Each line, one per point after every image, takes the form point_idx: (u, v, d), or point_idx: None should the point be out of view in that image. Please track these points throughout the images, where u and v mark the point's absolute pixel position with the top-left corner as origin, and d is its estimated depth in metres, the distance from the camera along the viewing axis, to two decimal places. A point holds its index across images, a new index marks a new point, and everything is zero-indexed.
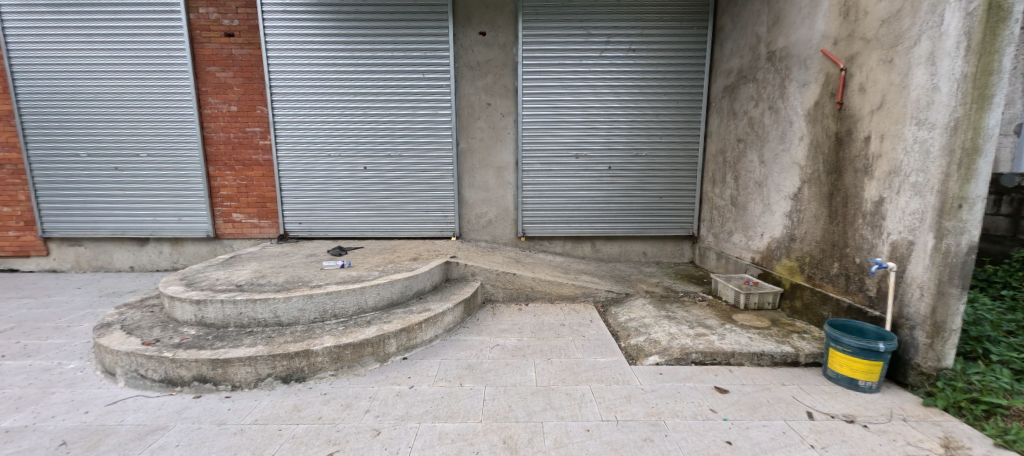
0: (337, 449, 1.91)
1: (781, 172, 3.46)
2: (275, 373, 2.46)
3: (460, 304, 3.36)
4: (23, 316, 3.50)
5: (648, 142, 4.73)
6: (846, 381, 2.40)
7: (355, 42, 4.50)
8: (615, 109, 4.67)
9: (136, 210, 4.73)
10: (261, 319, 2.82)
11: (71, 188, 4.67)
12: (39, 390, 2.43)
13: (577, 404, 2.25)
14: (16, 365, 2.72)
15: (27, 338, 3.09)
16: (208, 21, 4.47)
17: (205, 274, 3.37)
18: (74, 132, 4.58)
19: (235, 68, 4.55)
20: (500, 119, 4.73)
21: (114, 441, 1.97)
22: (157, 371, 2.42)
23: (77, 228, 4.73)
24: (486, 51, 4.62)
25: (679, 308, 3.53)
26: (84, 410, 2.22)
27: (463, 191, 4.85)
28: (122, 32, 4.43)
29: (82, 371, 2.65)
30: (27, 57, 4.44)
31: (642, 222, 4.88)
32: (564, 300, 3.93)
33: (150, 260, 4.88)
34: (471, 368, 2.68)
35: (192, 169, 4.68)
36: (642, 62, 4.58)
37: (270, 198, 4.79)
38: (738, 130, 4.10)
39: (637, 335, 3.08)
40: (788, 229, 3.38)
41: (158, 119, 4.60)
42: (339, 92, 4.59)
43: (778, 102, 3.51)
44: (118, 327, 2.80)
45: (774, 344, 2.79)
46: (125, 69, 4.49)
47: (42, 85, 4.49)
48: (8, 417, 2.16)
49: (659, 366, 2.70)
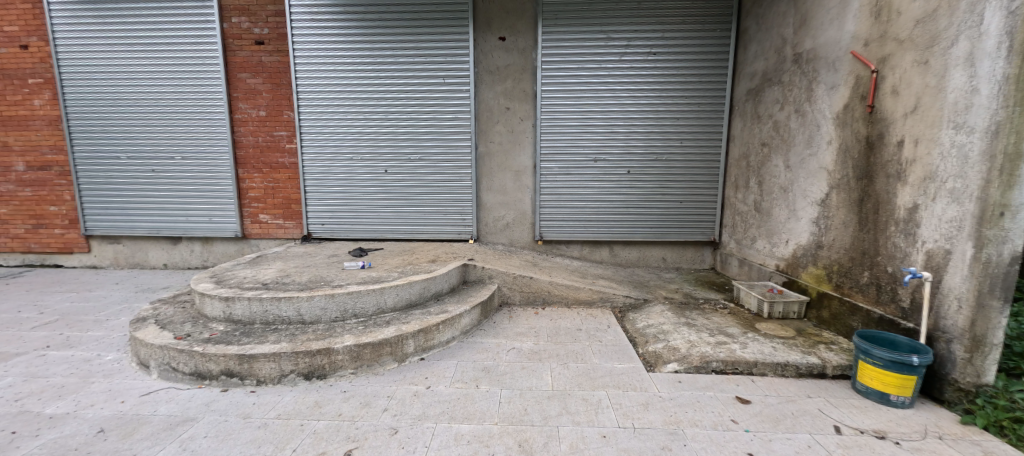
0: (355, 446, 1.95)
1: (808, 177, 3.36)
2: (297, 370, 2.53)
3: (477, 307, 3.38)
4: (66, 310, 3.71)
5: (668, 146, 4.67)
6: (876, 395, 2.30)
7: (378, 48, 4.61)
8: (634, 113, 4.63)
9: (170, 210, 4.95)
10: (285, 317, 2.90)
11: (111, 189, 4.93)
12: (80, 379, 2.57)
13: (593, 410, 2.23)
14: (60, 354, 2.89)
15: (70, 330, 3.28)
16: (240, 29, 4.66)
17: (233, 272, 3.51)
18: (116, 136, 4.85)
19: (264, 74, 4.72)
20: (519, 123, 4.75)
21: (147, 430, 2.07)
22: (187, 364, 2.53)
23: (116, 226, 4.99)
24: (506, 57, 4.66)
25: (699, 315, 3.47)
26: (120, 400, 2.34)
27: (481, 195, 4.89)
28: (161, 42, 4.67)
29: (118, 363, 2.79)
30: (74, 65, 4.72)
31: (661, 226, 4.80)
32: (581, 305, 3.91)
33: (182, 259, 5.10)
34: (487, 370, 2.69)
35: (223, 171, 4.88)
36: (662, 66, 4.54)
37: (296, 200, 4.94)
38: (763, 134, 4.00)
39: (655, 342, 3.03)
40: (815, 236, 3.28)
41: (190, 123, 4.81)
42: (361, 97, 4.70)
43: (805, 105, 3.42)
44: (153, 321, 2.94)
45: (798, 354, 2.70)
46: (163, 76, 4.73)
47: (87, 91, 4.77)
48: (51, 405, 2.28)
49: (677, 373, 2.65)
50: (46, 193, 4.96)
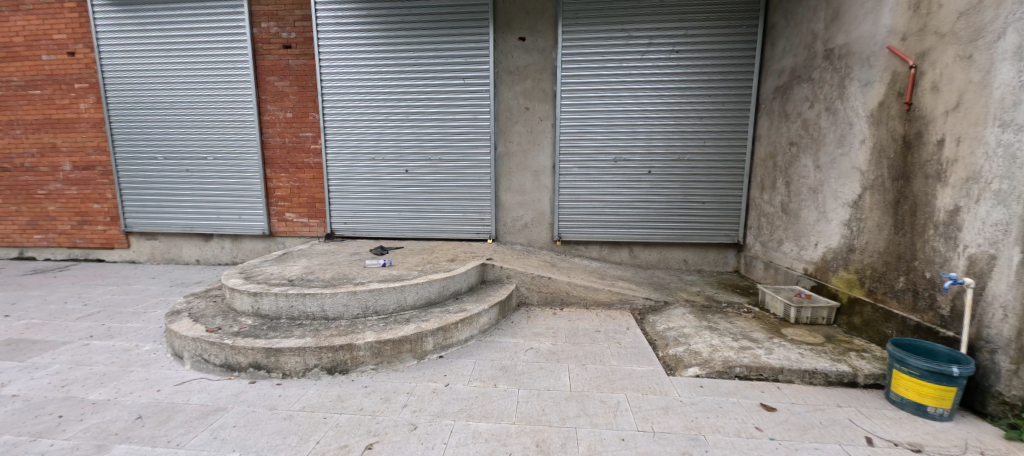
0: (376, 440, 1.99)
1: (839, 177, 3.24)
2: (320, 364, 2.60)
3: (495, 306, 3.40)
4: (108, 302, 3.92)
5: (691, 146, 4.58)
6: (912, 406, 2.19)
7: (400, 50, 4.69)
8: (656, 112, 4.56)
9: (202, 208, 5.17)
10: (309, 312, 2.99)
11: (149, 187, 5.19)
12: (120, 368, 2.71)
13: (612, 413, 2.21)
14: (102, 344, 3.06)
15: (111, 321, 3.47)
16: (269, 34, 4.82)
17: (261, 269, 3.63)
18: (153, 137, 5.09)
19: (291, 77, 4.88)
20: (538, 123, 4.75)
21: (181, 418, 2.17)
22: (218, 356, 2.64)
23: (153, 223, 5.25)
24: (526, 57, 4.66)
25: (722, 318, 3.39)
26: (156, 389, 2.46)
27: (500, 195, 4.91)
28: (196, 47, 4.88)
29: (155, 353, 2.93)
30: (116, 70, 4.99)
31: (683, 228, 4.71)
32: (599, 306, 3.87)
33: (213, 255, 5.31)
34: (505, 370, 2.70)
35: (251, 171, 5.06)
36: (685, 64, 4.45)
37: (320, 199, 5.08)
38: (791, 133, 3.88)
39: (676, 345, 2.98)
40: (847, 239, 3.15)
41: (221, 125, 5.01)
42: (383, 98, 4.79)
43: (836, 103, 3.29)
44: (186, 314, 3.08)
45: (827, 362, 2.60)
46: (197, 80, 4.95)
47: (128, 95, 5.03)
48: (94, 391, 2.42)
49: (699, 378, 2.59)
50: (90, 191, 5.25)
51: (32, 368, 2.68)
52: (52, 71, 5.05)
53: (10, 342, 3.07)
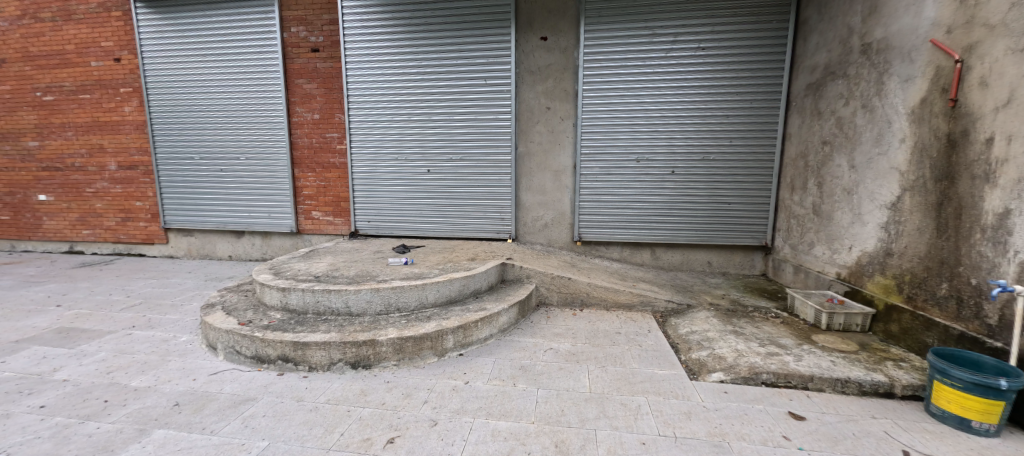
0: (398, 434, 2.03)
1: (876, 178, 3.09)
2: (345, 359, 2.67)
3: (515, 305, 3.41)
4: (148, 294, 4.15)
5: (716, 145, 4.46)
6: (954, 420, 2.07)
7: (423, 51, 4.76)
8: (680, 111, 4.47)
9: (234, 206, 5.40)
10: (335, 308, 3.07)
11: (186, 186, 5.45)
12: (160, 357, 2.87)
13: (632, 416, 2.18)
14: (144, 334, 3.24)
15: (151, 313, 3.67)
16: (298, 38, 4.98)
17: (289, 265, 3.76)
18: (191, 138, 5.35)
19: (319, 79, 5.02)
20: (559, 123, 4.73)
21: (215, 406, 2.27)
22: (249, 348, 2.75)
23: (189, 220, 5.51)
24: (548, 56, 4.65)
25: (748, 323, 3.29)
26: (192, 378, 2.58)
27: (521, 194, 4.91)
28: (230, 52, 5.10)
29: (191, 344, 3.08)
30: (157, 75, 5.26)
31: (707, 229, 4.60)
32: (620, 308, 3.83)
33: (244, 251, 5.54)
34: (524, 369, 2.71)
35: (280, 170, 5.24)
36: (712, 62, 4.34)
37: (345, 198, 5.21)
38: (824, 131, 3.72)
39: (700, 349, 2.91)
40: (884, 243, 3.01)
41: (253, 126, 5.21)
42: (407, 99, 4.88)
43: (873, 101, 3.14)
44: (220, 307, 3.22)
45: (861, 371, 2.49)
46: (231, 84, 5.16)
47: (167, 98, 5.30)
48: (137, 378, 2.57)
49: (723, 383, 2.52)
50: (133, 190, 5.56)
51: (81, 355, 2.86)
52: (100, 76, 5.37)
53: (62, 330, 3.29)
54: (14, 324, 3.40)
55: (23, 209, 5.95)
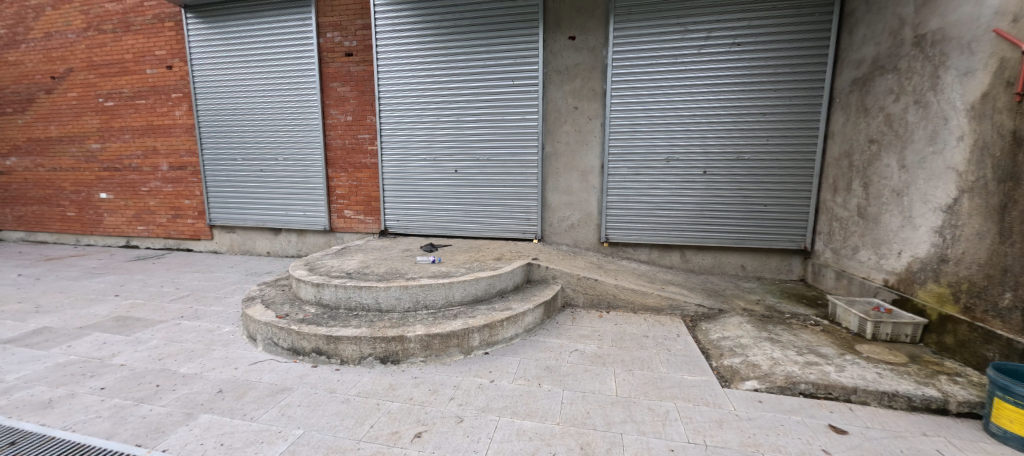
0: (425, 429, 2.08)
1: (930, 179, 2.89)
2: (374, 354, 2.75)
3: (540, 306, 3.41)
4: (195, 287, 4.42)
5: (752, 144, 4.29)
6: (1017, 442, 1.90)
7: (452, 53, 4.84)
8: (713, 110, 4.33)
9: (273, 205, 5.66)
10: (365, 304, 3.17)
11: (229, 186, 5.76)
12: (205, 346, 3.05)
13: (660, 422, 2.14)
14: (191, 324, 3.46)
15: (198, 304, 3.91)
16: (333, 43, 5.17)
17: (323, 261, 3.91)
18: (234, 140, 5.65)
19: (352, 82, 5.20)
20: (587, 123, 4.68)
21: (255, 394, 2.40)
22: (286, 340, 2.88)
23: (231, 218, 5.83)
24: (576, 56, 4.62)
25: (784, 330, 3.15)
26: (234, 366, 2.74)
27: (547, 195, 4.90)
28: (271, 58, 5.36)
29: (233, 334, 3.27)
30: (205, 81, 5.60)
31: (741, 232, 4.43)
32: (648, 311, 3.75)
33: (281, 247, 5.80)
34: (550, 370, 2.70)
35: (315, 171, 5.46)
36: (748, 58, 4.19)
37: (375, 198, 5.37)
38: (871, 129, 3.51)
39: (732, 356, 2.81)
40: (938, 248, 2.80)
41: (290, 128, 5.45)
42: (435, 101, 4.97)
43: (928, 96, 2.94)
44: (260, 301, 3.39)
45: (911, 385, 2.33)
46: (271, 88, 5.42)
47: (214, 103, 5.62)
48: (185, 365, 2.75)
49: (757, 392, 2.42)
50: (182, 189, 5.94)
51: (137, 342, 3.09)
52: (154, 83, 5.77)
53: (120, 318, 3.56)
54: (79, 312, 3.70)
55: (87, 207, 6.47)
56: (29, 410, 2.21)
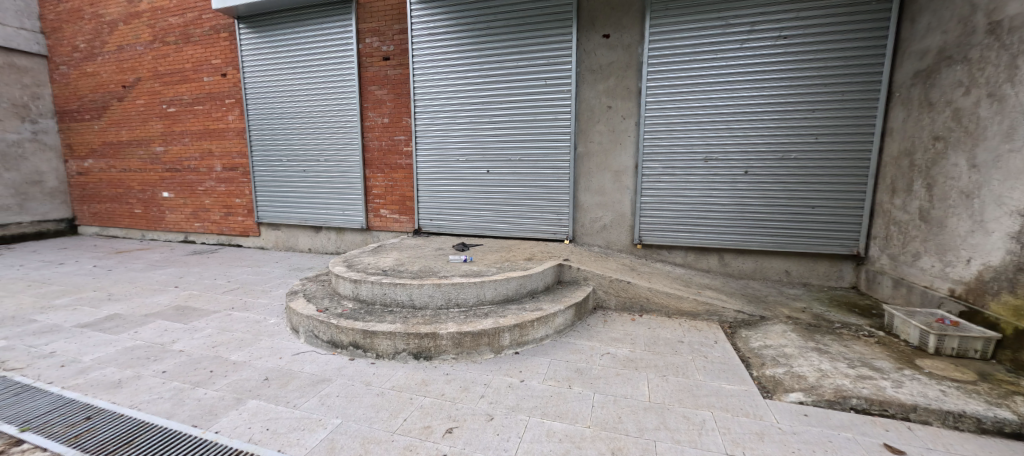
0: (456, 425, 2.11)
1: (1006, 179, 2.62)
2: (408, 349, 2.83)
3: (571, 307, 3.38)
4: (244, 280, 4.72)
5: (799, 142, 4.06)
6: None
7: (485, 56, 4.89)
8: (756, 107, 4.13)
9: (314, 203, 5.95)
10: (400, 301, 3.27)
11: (276, 185, 6.10)
12: (253, 336, 3.25)
13: (696, 431, 2.06)
14: (241, 314, 3.70)
15: (247, 297, 4.17)
16: (372, 48, 5.36)
17: (360, 259, 4.07)
18: (280, 142, 5.98)
19: (389, 86, 5.37)
20: (621, 122, 4.60)
21: (297, 383, 2.53)
22: (326, 334, 3.01)
23: (277, 216, 6.17)
24: (610, 54, 4.54)
25: (834, 340, 2.96)
26: (279, 356, 2.90)
27: (579, 195, 4.85)
28: (314, 63, 5.63)
29: (278, 326, 3.46)
30: (255, 87, 5.96)
31: (785, 235, 4.20)
32: (683, 316, 3.64)
33: (322, 244, 6.08)
34: (580, 372, 2.68)
35: (354, 171, 5.68)
36: (795, 51, 3.97)
37: (410, 197, 5.52)
38: (936, 125, 3.23)
39: (775, 366, 2.67)
40: (1015, 256, 2.54)
41: (331, 130, 5.70)
42: (469, 102, 5.04)
43: (1004, 88, 2.67)
44: (302, 295, 3.57)
45: (981, 405, 2.13)
46: (314, 92, 5.70)
47: (262, 107, 5.98)
48: (236, 353, 2.94)
49: (802, 405, 2.29)
50: (234, 188, 6.35)
51: (193, 330, 3.34)
52: (211, 90, 6.21)
53: (179, 308, 3.86)
54: (144, 301, 4.04)
55: (151, 204, 7.05)
56: (102, 389, 2.44)
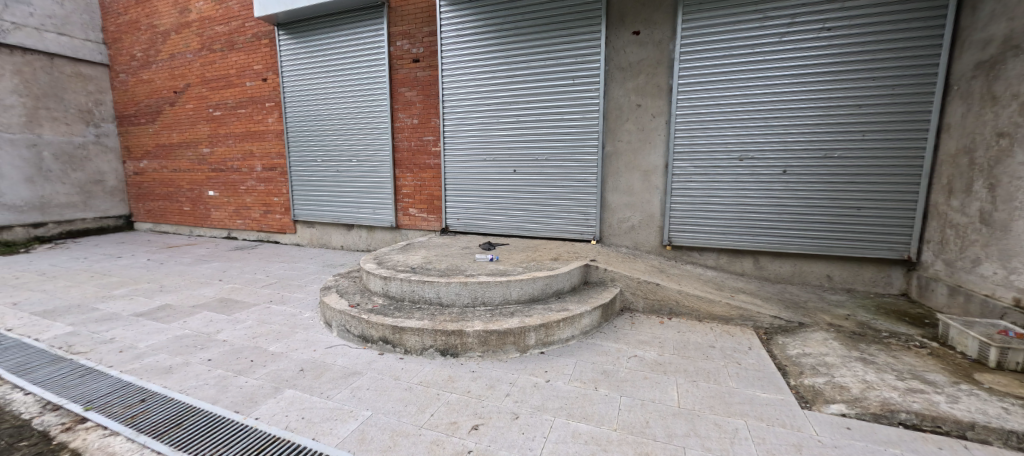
0: (481, 422, 2.14)
1: None
2: (435, 346, 2.88)
3: (598, 308, 3.34)
4: (281, 275, 4.95)
5: (843, 140, 3.84)
6: None
7: (513, 56, 4.91)
8: (796, 103, 3.94)
9: (347, 202, 6.15)
10: (428, 298, 3.33)
11: (311, 185, 6.36)
12: (290, 328, 3.41)
13: (728, 439, 1.99)
14: (279, 308, 3.88)
15: (284, 291, 4.37)
16: (402, 51, 5.49)
17: (390, 256, 4.18)
18: (315, 143, 6.23)
19: (418, 87, 5.48)
20: (650, 120, 4.50)
21: (330, 375, 2.63)
22: (357, 328, 3.11)
23: (312, 214, 6.43)
24: (640, 51, 4.45)
25: (881, 350, 2.78)
26: (313, 349, 3.02)
27: (607, 195, 4.79)
28: (348, 67, 5.83)
29: (312, 319, 3.61)
30: (293, 90, 6.23)
31: (827, 237, 3.99)
32: (714, 320, 3.52)
33: (353, 242, 6.29)
34: (606, 374, 2.64)
35: (384, 171, 5.84)
36: (839, 44, 3.76)
37: (437, 197, 5.61)
38: (1001, 120, 2.98)
39: (814, 375, 2.55)
40: None
41: (363, 131, 5.89)
42: (496, 102, 5.07)
43: None
44: (335, 290, 3.71)
45: None
46: (348, 95, 5.90)
47: (300, 110, 6.24)
48: (274, 344, 3.09)
49: (845, 417, 2.16)
50: (272, 187, 6.67)
51: (235, 321, 3.53)
52: (252, 94, 6.54)
53: (223, 300, 4.10)
54: (192, 293, 4.32)
55: (198, 202, 7.51)
56: (155, 374, 2.62)
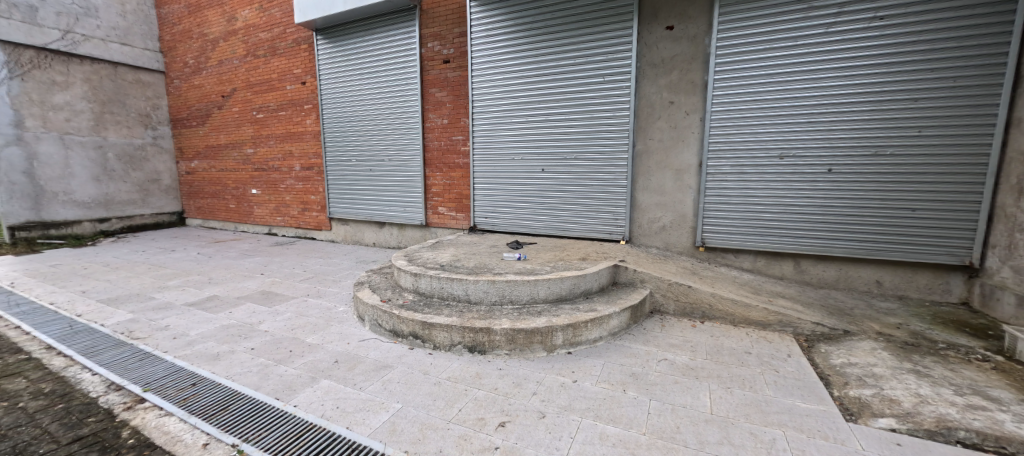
0: (508, 419, 2.15)
1: None
2: (463, 342, 2.93)
3: (627, 309, 3.29)
4: (317, 270, 5.17)
5: (896, 136, 3.59)
6: None
7: (543, 54, 4.90)
8: (843, 97, 3.72)
9: (379, 200, 6.35)
10: (456, 295, 3.39)
11: (346, 183, 6.60)
12: (326, 321, 3.56)
13: (764, 450, 1.91)
14: (315, 301, 4.06)
15: (320, 285, 4.57)
16: (433, 52, 5.59)
17: (420, 253, 4.27)
18: (350, 144, 6.46)
19: (448, 88, 5.57)
20: (684, 118, 4.37)
21: (363, 367, 2.73)
22: (388, 323, 3.21)
23: (346, 212, 6.67)
24: (673, 47, 4.33)
25: (937, 363, 2.59)
26: (348, 341, 3.15)
27: (637, 194, 4.69)
28: (381, 69, 6.00)
29: (346, 313, 3.75)
30: (330, 92, 6.48)
31: (876, 240, 3.74)
32: (750, 325, 3.38)
33: (385, 239, 6.49)
34: (635, 377, 2.60)
35: (415, 170, 5.97)
36: (894, 33, 3.51)
37: (466, 195, 5.69)
38: None
39: (860, 386, 2.40)
40: None
41: (395, 131, 6.05)
42: (525, 101, 5.08)
43: None
44: (368, 286, 3.84)
45: None
46: (381, 96, 6.07)
47: (336, 111, 6.49)
48: (311, 336, 3.24)
49: (894, 432, 2.02)
50: (310, 186, 6.97)
51: (276, 313, 3.73)
52: (292, 97, 6.85)
53: (265, 292, 4.33)
54: (237, 285, 4.59)
55: (242, 200, 7.96)
56: (205, 360, 2.81)
